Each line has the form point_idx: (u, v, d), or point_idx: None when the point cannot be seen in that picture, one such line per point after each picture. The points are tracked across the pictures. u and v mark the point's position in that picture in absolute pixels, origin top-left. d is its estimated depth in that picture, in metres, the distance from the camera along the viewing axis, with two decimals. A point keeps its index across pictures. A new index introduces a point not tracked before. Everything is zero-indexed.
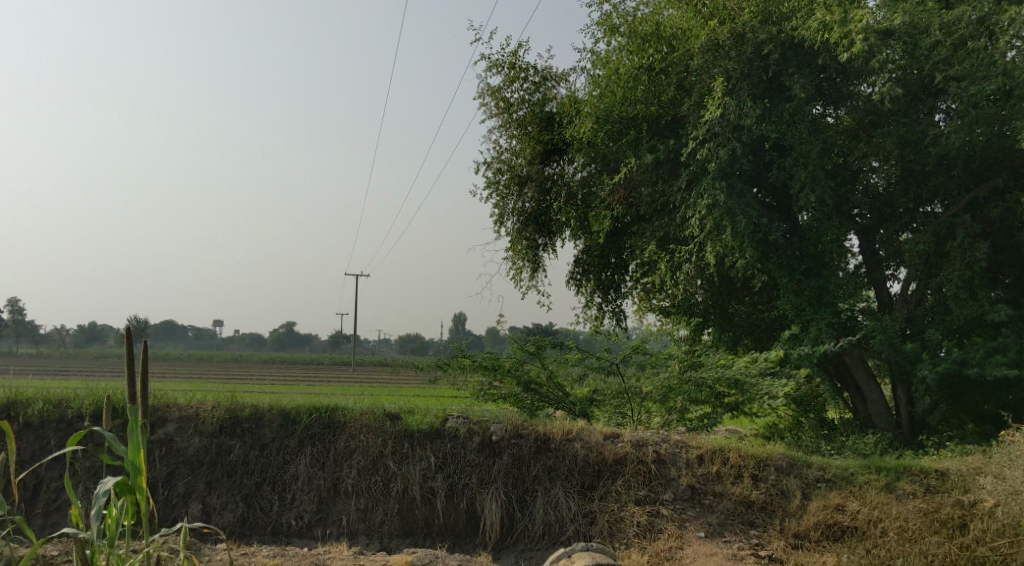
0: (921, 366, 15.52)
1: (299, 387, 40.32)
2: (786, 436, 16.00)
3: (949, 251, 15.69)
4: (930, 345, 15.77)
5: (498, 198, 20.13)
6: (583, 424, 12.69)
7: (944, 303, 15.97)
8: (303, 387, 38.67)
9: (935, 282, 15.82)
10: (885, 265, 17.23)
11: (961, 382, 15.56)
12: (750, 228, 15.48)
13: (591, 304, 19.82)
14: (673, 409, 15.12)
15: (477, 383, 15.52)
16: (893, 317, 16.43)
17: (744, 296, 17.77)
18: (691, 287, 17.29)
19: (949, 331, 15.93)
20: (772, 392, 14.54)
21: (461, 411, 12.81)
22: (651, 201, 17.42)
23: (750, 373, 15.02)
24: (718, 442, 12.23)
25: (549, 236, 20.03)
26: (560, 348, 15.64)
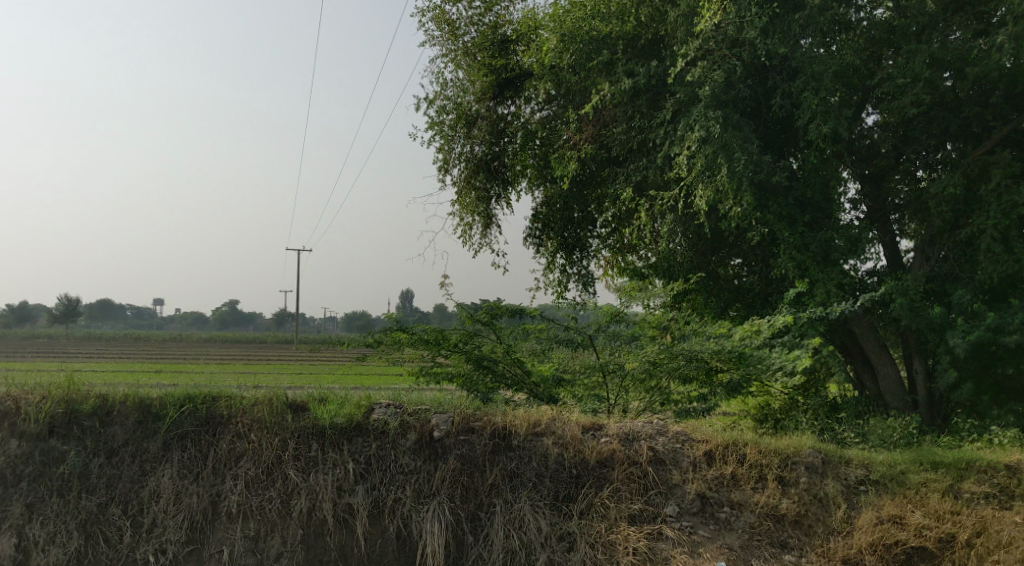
0: (950, 333, 12.94)
1: (228, 371, 36.93)
2: (787, 421, 13.39)
3: (983, 197, 13.15)
4: (959, 308, 13.14)
5: (442, 141, 17.07)
6: (552, 411, 9.86)
7: (973, 259, 13.47)
8: (233, 373, 35.35)
9: (964, 235, 13.28)
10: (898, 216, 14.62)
11: (996, 353, 13.12)
12: (753, 168, 12.74)
13: (553, 266, 16.93)
14: (656, 389, 12.18)
15: (417, 359, 12.46)
16: (912, 276, 13.85)
17: (733, 255, 15.14)
18: (674, 244, 14.54)
19: (980, 291, 13.38)
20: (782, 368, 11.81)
21: (392, 397, 9.79)
22: (625, 140, 14.53)
23: (755, 344, 12.16)
24: (727, 433, 9.61)
25: (503, 186, 16.98)
26: (518, 316, 12.55)
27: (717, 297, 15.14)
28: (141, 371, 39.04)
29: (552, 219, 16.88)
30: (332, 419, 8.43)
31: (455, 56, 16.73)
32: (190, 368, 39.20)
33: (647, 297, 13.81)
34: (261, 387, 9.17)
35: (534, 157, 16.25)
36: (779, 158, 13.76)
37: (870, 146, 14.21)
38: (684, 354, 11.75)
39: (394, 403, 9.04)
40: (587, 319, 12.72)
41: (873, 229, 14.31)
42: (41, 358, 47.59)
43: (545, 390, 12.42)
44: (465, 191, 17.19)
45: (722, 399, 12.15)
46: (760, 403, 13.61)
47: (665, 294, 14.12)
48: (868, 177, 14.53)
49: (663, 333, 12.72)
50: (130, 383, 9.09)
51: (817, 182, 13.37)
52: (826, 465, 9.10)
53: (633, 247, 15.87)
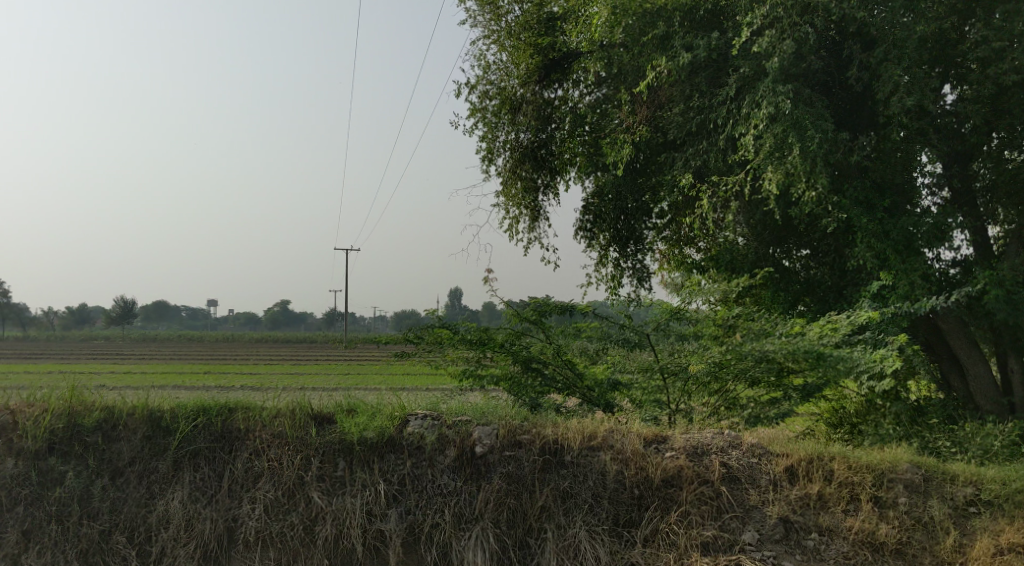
0: None
1: (276, 371, 36.67)
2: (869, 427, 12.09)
3: None
4: None
5: (485, 128, 16.14)
6: (609, 421, 8.81)
7: None
8: (280, 374, 35.05)
9: None
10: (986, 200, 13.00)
11: None
12: (828, 148, 11.47)
13: (605, 259, 15.79)
14: (722, 393, 11.02)
15: (460, 362, 11.49)
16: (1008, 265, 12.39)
17: (802, 244, 13.86)
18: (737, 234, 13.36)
19: None
20: (866, 369, 10.52)
21: (429, 405, 8.84)
22: (683, 121, 13.37)
23: (835, 342, 10.83)
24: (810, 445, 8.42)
25: (550, 176, 15.95)
26: (568, 314, 11.62)
27: (785, 291, 13.84)
28: (191, 370, 39.05)
29: (603, 209, 15.77)
30: (361, 432, 7.49)
31: (498, 38, 15.72)
32: (238, 369, 39.06)
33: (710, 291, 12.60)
34: (285, 396, 8.29)
35: (582, 145, 15.20)
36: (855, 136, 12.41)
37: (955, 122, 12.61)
38: (754, 354, 10.54)
39: (431, 413, 8.06)
40: (645, 315, 11.58)
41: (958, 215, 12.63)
42: (95, 359, 47.98)
43: (599, 394, 11.34)
44: (510, 181, 16.18)
45: (797, 404, 10.92)
46: (836, 408, 12.31)
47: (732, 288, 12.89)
48: (954, 154, 12.91)
49: (729, 331, 11.53)
50: (143, 392, 8.30)
51: (899, 162, 12.02)
52: (930, 484, 7.84)
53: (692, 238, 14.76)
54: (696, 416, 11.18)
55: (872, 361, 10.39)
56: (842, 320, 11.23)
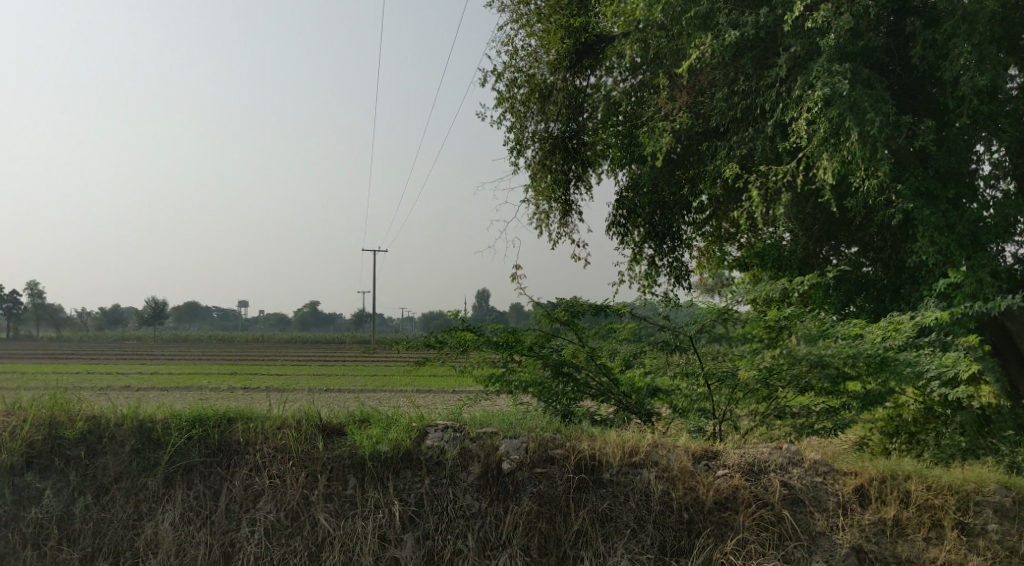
0: None
1: (304, 372, 36.24)
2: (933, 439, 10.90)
3: None
4: None
5: (514, 118, 15.27)
6: (651, 433, 7.95)
7: None
8: (309, 375, 34.62)
9: None
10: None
11: None
12: (889, 131, 10.47)
13: (640, 256, 14.83)
14: (773, 401, 10.07)
15: (487, 365, 10.65)
16: None
17: (849, 237, 12.99)
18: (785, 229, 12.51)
19: None
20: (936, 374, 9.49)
21: (453, 415, 8.05)
22: (726, 108, 12.52)
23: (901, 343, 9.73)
24: (880, 461, 7.45)
25: (583, 167, 15.06)
26: (603, 314, 10.50)
27: (837, 289, 12.80)
28: (220, 371, 38.84)
29: (639, 202, 14.83)
30: (374, 446, 6.68)
31: (527, 21, 14.87)
32: (268, 369, 38.79)
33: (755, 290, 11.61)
34: (292, 404, 7.51)
35: (616, 136, 14.36)
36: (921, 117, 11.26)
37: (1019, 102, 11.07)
38: (810, 358, 9.54)
39: (452, 424, 7.21)
40: (687, 316, 10.59)
41: None
42: (124, 360, 48.03)
43: (637, 403, 10.39)
44: (539, 175, 15.33)
45: (857, 414, 9.92)
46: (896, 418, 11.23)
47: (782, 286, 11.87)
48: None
49: (780, 333, 10.55)
50: (138, 398, 7.67)
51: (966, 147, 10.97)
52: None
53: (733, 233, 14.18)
54: (744, 427, 10.21)
55: (942, 366, 9.38)
56: (904, 320, 10.20)
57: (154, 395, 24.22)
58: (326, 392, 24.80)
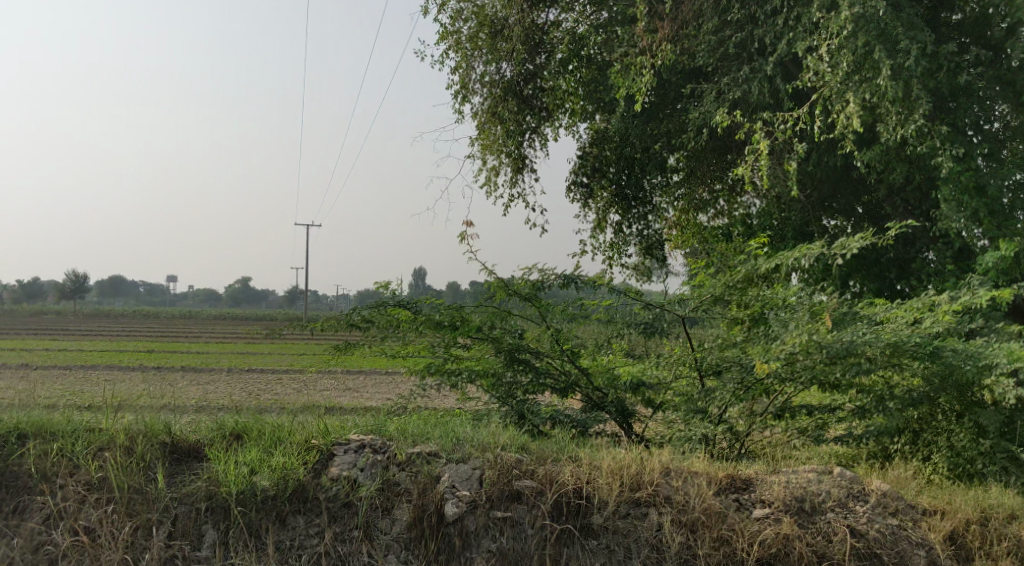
0: None
1: (230, 351, 33.62)
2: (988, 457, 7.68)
3: None
4: None
5: (460, 56, 12.78)
6: (649, 451, 5.88)
7: None
8: (234, 354, 32.01)
9: None
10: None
11: None
12: (927, 67, 8.51)
13: (607, 224, 12.64)
14: (780, 393, 7.77)
15: (424, 350, 8.41)
16: None
17: (845, 201, 11.28)
18: (780, 184, 10.59)
19: None
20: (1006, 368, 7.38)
21: (377, 422, 5.88)
22: (716, 44, 10.51)
23: (953, 330, 7.59)
24: (962, 494, 5.53)
25: (540, 118, 12.71)
26: (574, 287, 8.16)
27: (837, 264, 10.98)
28: (135, 348, 35.81)
29: (605, 159, 12.60)
30: (234, 472, 4.74)
31: None
32: (190, 348, 35.97)
33: (750, 264, 7.95)
34: (141, 411, 5.72)
35: (579, 86, 12.33)
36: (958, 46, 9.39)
37: None
38: (839, 347, 7.19)
39: (372, 438, 5.26)
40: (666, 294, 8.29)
41: None
42: (36, 334, 44.57)
43: (613, 401, 8.14)
44: (485, 125, 12.90)
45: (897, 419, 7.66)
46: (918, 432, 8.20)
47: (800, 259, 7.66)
48: None
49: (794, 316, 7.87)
50: None
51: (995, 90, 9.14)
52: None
53: (708, 203, 12.46)
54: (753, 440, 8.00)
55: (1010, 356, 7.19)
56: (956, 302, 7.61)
57: (58, 375, 21.66)
58: (248, 372, 22.41)
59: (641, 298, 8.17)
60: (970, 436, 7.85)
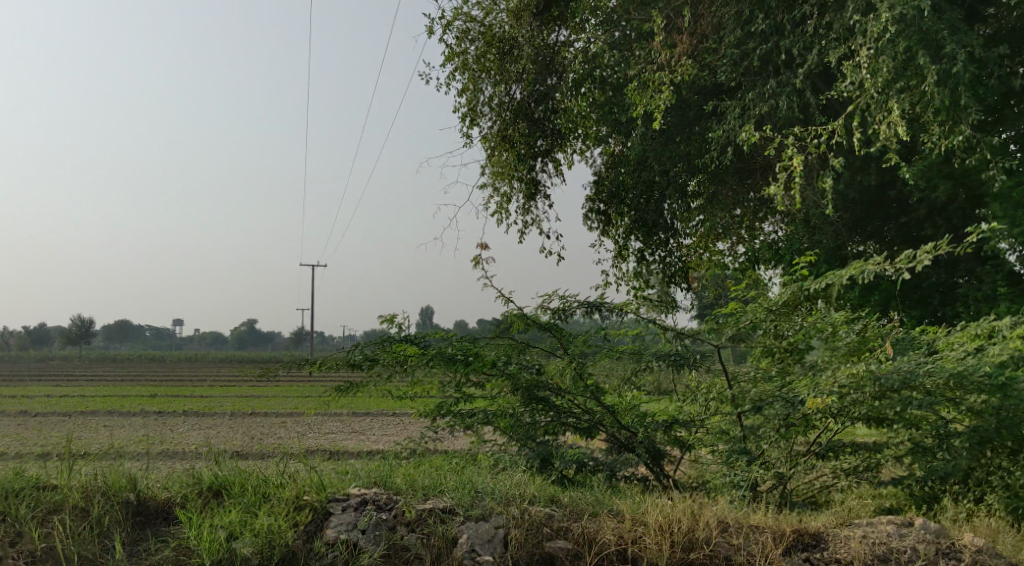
0: None
1: (236, 394, 32.96)
2: None
3: None
4: None
5: (467, 78, 12.22)
6: (695, 501, 5.13)
7: None
8: (241, 396, 31.33)
9: None
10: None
11: None
12: (975, 73, 7.85)
13: (626, 252, 11.95)
14: (828, 431, 7.03)
15: (434, 389, 7.68)
16: None
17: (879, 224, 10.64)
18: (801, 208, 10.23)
19: None
20: None
21: (385, 470, 5.18)
22: (739, 57, 9.90)
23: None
24: None
25: (552, 141, 12.01)
26: (597, 317, 7.59)
27: (871, 291, 10.32)
28: (138, 393, 35.15)
29: (622, 184, 11.98)
30: (210, 536, 4.13)
31: None
32: (196, 390, 35.28)
33: (795, 285, 7.35)
34: (115, 462, 5.11)
35: (592, 110, 11.96)
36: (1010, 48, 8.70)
37: None
38: (897, 378, 6.35)
39: (379, 490, 4.65)
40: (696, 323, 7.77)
41: None
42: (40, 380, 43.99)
43: (643, 442, 7.15)
44: (494, 150, 12.34)
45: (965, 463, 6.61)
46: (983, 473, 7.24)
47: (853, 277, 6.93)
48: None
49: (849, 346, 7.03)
50: None
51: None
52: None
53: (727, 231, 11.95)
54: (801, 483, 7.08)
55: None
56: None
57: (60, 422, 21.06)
58: (253, 415, 21.69)
59: (668, 328, 7.48)
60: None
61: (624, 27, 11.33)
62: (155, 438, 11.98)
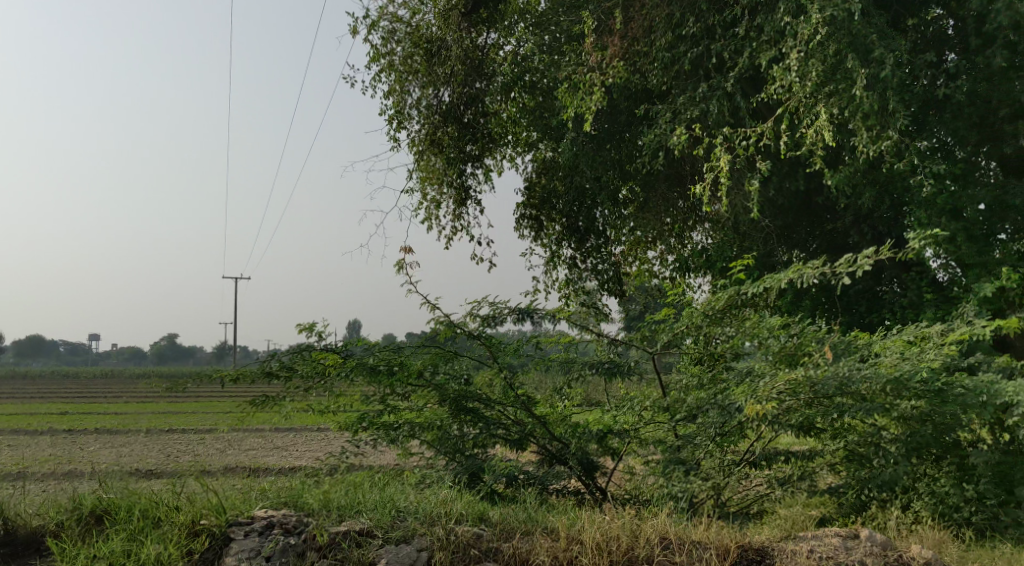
0: None
1: (154, 411, 31.56)
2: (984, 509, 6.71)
3: None
4: None
5: (395, 80, 11.85)
6: (632, 515, 4.83)
7: None
8: (158, 414, 29.97)
9: None
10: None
11: None
12: (903, 78, 7.84)
13: (558, 259, 11.72)
14: (764, 440, 6.83)
15: (356, 402, 7.22)
16: None
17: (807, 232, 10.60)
18: (732, 214, 10.16)
19: None
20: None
21: (297, 489, 4.74)
22: (670, 61, 9.77)
23: (960, 366, 6.51)
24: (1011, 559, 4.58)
25: (482, 145, 11.70)
26: (529, 323, 7.22)
27: (801, 298, 10.28)
28: (47, 411, 33.33)
29: (553, 190, 11.75)
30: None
31: None
32: (110, 408, 33.67)
33: (733, 289, 7.10)
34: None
35: (521, 115, 11.74)
36: (931, 60, 8.78)
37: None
38: (833, 384, 6.20)
39: (289, 511, 4.25)
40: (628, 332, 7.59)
41: None
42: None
43: (576, 454, 6.90)
44: (423, 155, 12.01)
45: (900, 469, 6.57)
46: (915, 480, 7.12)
47: (792, 281, 6.83)
48: None
49: (784, 354, 6.92)
50: None
51: (968, 113, 8.30)
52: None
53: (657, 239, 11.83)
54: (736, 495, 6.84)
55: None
56: (956, 334, 6.57)
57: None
58: (171, 433, 20.71)
59: (603, 337, 7.31)
60: (954, 481, 6.83)
61: (554, 31, 11.17)
62: (57, 458, 11.17)
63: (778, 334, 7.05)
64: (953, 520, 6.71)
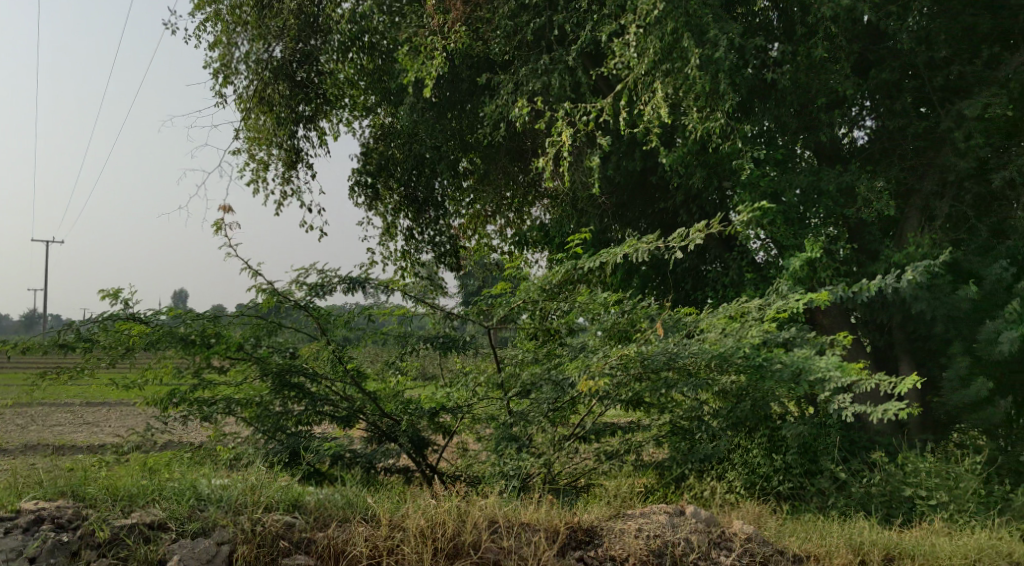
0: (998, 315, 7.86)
1: None
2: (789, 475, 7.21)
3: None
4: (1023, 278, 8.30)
5: (221, 32, 11.01)
6: (455, 496, 4.63)
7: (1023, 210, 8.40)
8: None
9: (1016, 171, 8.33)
10: (898, 172, 8.90)
11: None
12: (733, 61, 8.03)
13: (395, 230, 11.34)
14: (593, 416, 6.80)
15: (166, 376, 6.49)
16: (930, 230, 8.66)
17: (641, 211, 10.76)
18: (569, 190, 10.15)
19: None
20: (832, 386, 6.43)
21: (82, 476, 4.23)
22: (513, 30, 9.58)
23: (778, 342, 6.70)
24: (813, 528, 4.74)
25: (316, 106, 11.09)
26: (358, 295, 6.85)
27: (633, 275, 10.46)
28: None
29: (391, 158, 11.31)
30: None
31: None
32: None
33: (570, 263, 7.01)
34: None
35: (360, 77, 11.21)
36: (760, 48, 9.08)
37: (844, 56, 8.60)
38: (662, 359, 6.20)
39: (68, 507, 3.77)
40: (464, 307, 7.32)
41: (873, 172, 8.84)
42: None
43: (407, 432, 6.58)
44: (251, 113, 11.22)
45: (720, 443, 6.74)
46: (730, 453, 7.33)
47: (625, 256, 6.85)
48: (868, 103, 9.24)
49: (615, 327, 6.99)
50: None
51: (790, 100, 8.64)
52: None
53: (496, 212, 11.68)
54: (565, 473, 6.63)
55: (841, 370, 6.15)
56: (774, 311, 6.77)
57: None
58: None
59: (437, 310, 7.09)
60: (764, 452, 7.25)
61: None
62: None
63: (610, 309, 7.08)
64: (761, 485, 7.11)
